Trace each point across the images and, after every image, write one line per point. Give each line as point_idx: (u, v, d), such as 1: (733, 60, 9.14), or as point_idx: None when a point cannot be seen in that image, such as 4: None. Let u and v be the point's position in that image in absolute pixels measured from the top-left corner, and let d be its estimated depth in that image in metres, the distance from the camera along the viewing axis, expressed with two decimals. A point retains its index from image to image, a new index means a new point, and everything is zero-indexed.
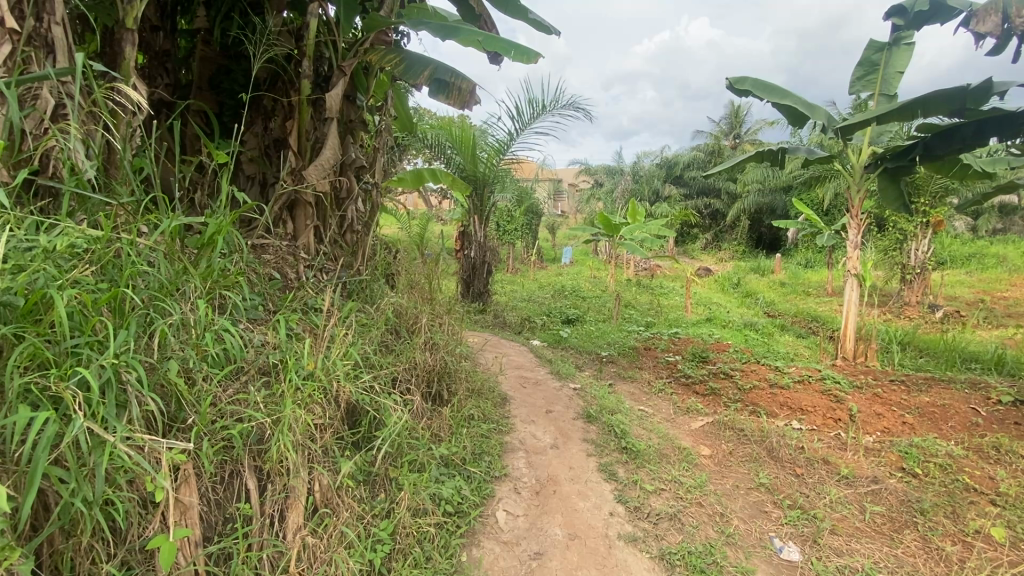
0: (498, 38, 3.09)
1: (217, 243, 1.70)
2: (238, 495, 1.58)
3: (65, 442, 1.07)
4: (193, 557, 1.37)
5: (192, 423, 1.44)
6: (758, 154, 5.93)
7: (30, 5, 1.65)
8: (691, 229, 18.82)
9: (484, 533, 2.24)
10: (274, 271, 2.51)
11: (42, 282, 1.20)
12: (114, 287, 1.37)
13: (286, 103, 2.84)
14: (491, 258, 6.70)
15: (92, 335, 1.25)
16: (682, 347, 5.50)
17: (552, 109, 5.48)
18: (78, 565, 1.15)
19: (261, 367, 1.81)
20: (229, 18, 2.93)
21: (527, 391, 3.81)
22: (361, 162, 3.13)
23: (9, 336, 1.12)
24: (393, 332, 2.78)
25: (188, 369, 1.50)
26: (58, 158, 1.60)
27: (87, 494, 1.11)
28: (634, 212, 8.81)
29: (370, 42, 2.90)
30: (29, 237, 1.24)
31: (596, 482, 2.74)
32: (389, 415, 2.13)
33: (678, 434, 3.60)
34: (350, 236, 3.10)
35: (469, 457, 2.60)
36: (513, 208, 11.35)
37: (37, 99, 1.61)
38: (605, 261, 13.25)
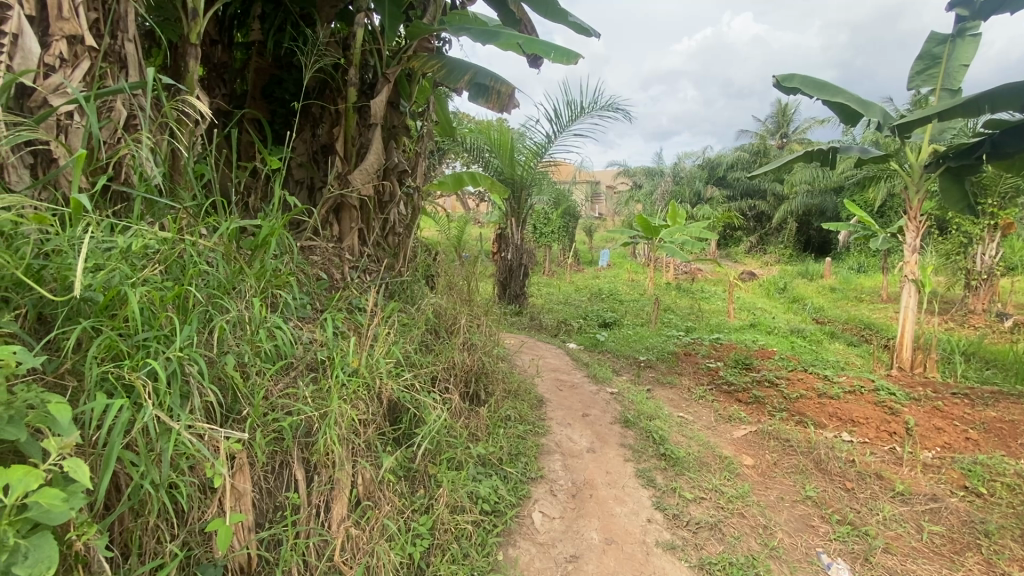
0: (537, 40, 3.14)
1: (270, 244, 1.83)
2: (288, 484, 1.63)
3: (135, 428, 1.14)
4: (246, 542, 1.43)
5: (246, 415, 1.51)
6: (807, 154, 5.72)
7: (106, 25, 1.83)
8: (735, 232, 18.33)
9: (521, 533, 2.25)
10: (321, 271, 2.60)
11: (117, 280, 1.27)
12: (178, 285, 1.46)
13: (333, 110, 2.99)
14: (527, 260, 6.73)
15: (160, 329, 1.33)
16: (723, 353, 5.36)
17: (591, 110, 5.47)
18: (145, 543, 1.22)
19: (309, 363, 1.89)
20: (281, 30, 3.09)
21: (565, 394, 3.80)
22: (404, 167, 3.21)
23: (87, 329, 1.21)
24: (433, 332, 2.86)
25: (243, 363, 1.57)
26: (130, 166, 1.74)
27: (154, 477, 1.18)
28: (674, 214, 8.60)
29: (414, 49, 3.05)
30: (107, 237, 1.32)
31: (633, 488, 2.71)
32: (429, 413, 2.18)
33: (719, 442, 3.51)
34: (392, 238, 3.20)
35: (506, 458, 2.62)
36: (550, 211, 11.31)
37: (112, 111, 1.76)
38: (644, 265, 13.08)
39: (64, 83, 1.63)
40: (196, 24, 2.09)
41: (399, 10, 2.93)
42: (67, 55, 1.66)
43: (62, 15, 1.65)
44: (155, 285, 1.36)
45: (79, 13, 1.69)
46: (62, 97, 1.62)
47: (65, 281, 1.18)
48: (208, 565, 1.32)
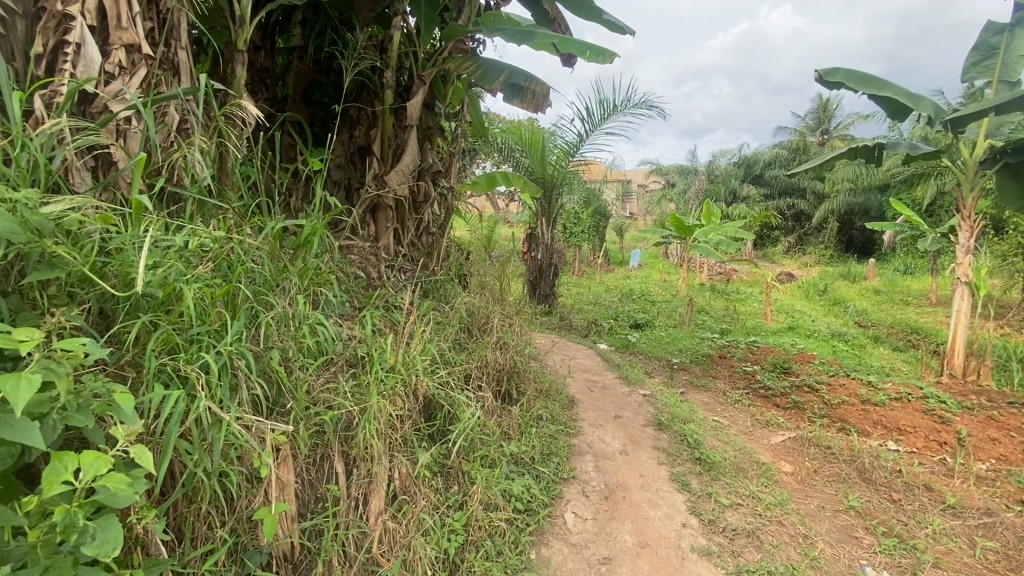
0: (572, 39, 3.13)
1: (312, 243, 1.89)
2: (328, 476, 1.67)
3: (190, 418, 1.19)
4: (289, 531, 1.47)
5: (290, 408, 1.56)
6: (851, 151, 5.50)
7: (161, 33, 1.93)
8: (772, 232, 17.79)
9: (553, 533, 2.24)
10: (359, 270, 2.66)
11: (173, 277, 1.33)
12: (227, 282, 1.52)
13: (370, 112, 3.06)
14: (557, 260, 6.72)
15: (211, 324, 1.39)
16: (760, 357, 5.21)
17: (624, 108, 5.41)
18: (197, 528, 1.26)
19: (349, 359, 1.94)
20: (321, 35, 3.17)
21: (596, 395, 3.77)
22: (438, 167, 3.26)
23: (146, 324, 1.26)
24: (466, 330, 2.89)
25: (287, 358, 1.62)
26: (183, 168, 1.82)
27: (206, 465, 1.23)
28: (709, 213, 8.27)
29: (448, 51, 3.09)
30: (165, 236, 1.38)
31: (667, 492, 2.67)
32: (463, 410, 2.21)
33: (757, 448, 3.41)
34: (426, 237, 3.25)
35: (539, 457, 2.61)
36: (580, 210, 11.22)
37: (166, 115, 1.85)
38: (677, 265, 12.84)
39: (124, 89, 1.71)
40: (243, 31, 2.17)
41: (433, 13, 3.01)
42: (125, 63, 1.76)
43: (121, 25, 1.74)
44: (207, 282, 1.42)
45: (136, 22, 1.77)
46: (122, 103, 1.71)
47: (127, 278, 1.24)
48: (255, 552, 1.37)
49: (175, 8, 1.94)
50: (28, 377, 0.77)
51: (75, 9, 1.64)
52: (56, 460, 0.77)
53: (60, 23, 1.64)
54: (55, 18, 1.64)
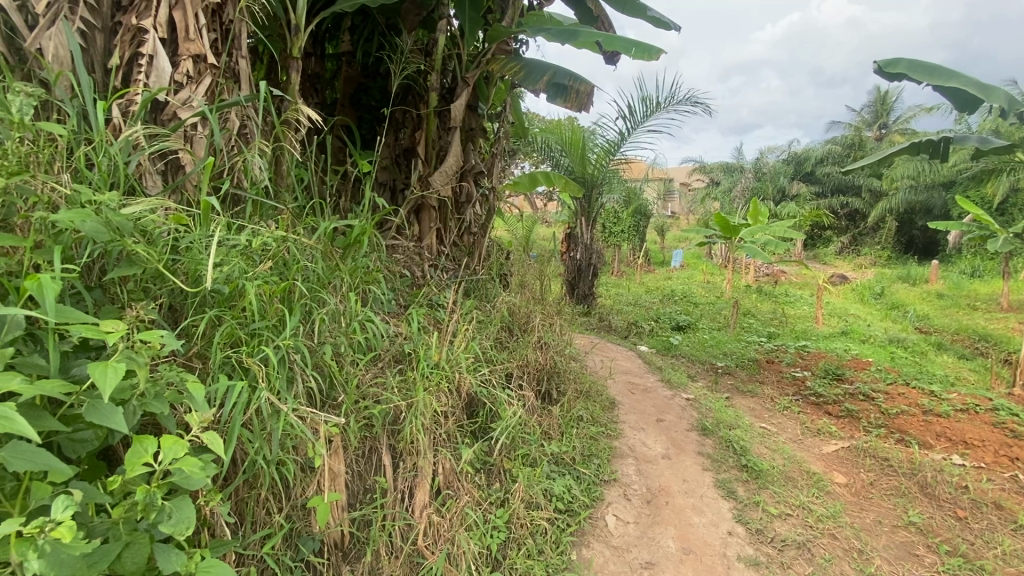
0: (617, 37, 3.10)
1: (361, 243, 1.97)
2: (376, 468, 1.72)
3: (252, 408, 1.26)
4: (340, 520, 1.53)
5: (341, 402, 1.62)
6: (913, 146, 5.19)
7: (224, 44, 2.03)
8: (824, 232, 17.00)
9: (594, 534, 2.23)
10: (404, 269, 2.72)
11: (237, 274, 1.41)
12: (285, 280, 1.59)
13: (415, 115, 3.14)
14: (597, 261, 6.65)
15: (271, 320, 1.46)
16: (811, 363, 4.99)
17: (668, 106, 5.31)
18: (256, 512, 1.32)
19: (395, 355, 2.00)
20: (370, 41, 3.27)
21: (637, 397, 3.71)
22: (480, 168, 3.30)
23: (213, 318, 1.34)
24: (507, 329, 2.91)
25: (339, 353, 1.69)
26: (243, 171, 1.91)
27: (265, 454, 1.29)
28: (756, 212, 8.00)
29: (492, 53, 3.13)
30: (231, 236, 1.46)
31: (712, 498, 2.60)
32: (505, 409, 2.24)
33: (807, 457, 3.28)
34: (468, 237, 3.30)
35: (579, 458, 2.60)
36: (620, 210, 11.06)
37: (228, 121, 1.95)
38: (721, 267, 12.45)
39: (191, 96, 1.82)
40: (297, 38, 2.26)
41: (478, 15, 3.02)
42: (192, 72, 1.87)
43: (189, 37, 1.85)
44: (267, 280, 1.49)
45: (202, 33, 1.87)
46: (189, 110, 1.81)
47: (196, 275, 1.32)
48: (308, 539, 1.43)
49: (237, 19, 2.04)
50: (114, 367, 0.83)
51: (148, 22, 1.76)
52: (138, 443, 0.83)
53: (135, 36, 1.78)
54: (131, 31, 1.78)
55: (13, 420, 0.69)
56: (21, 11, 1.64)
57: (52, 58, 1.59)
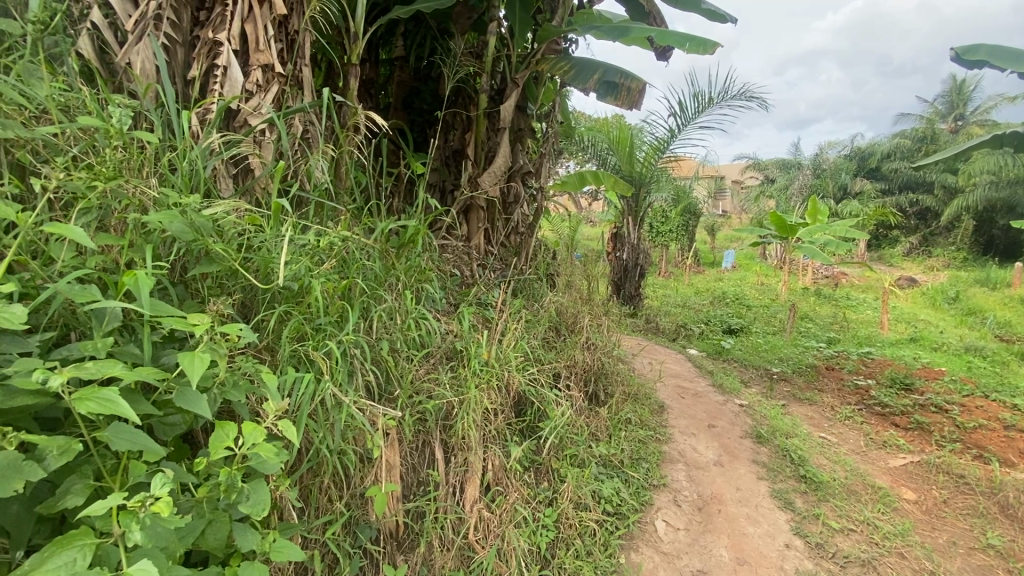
0: (670, 32, 3.04)
1: (415, 243, 2.02)
2: (429, 462, 1.77)
3: (317, 399, 1.32)
4: (395, 510, 1.58)
5: (397, 396, 1.67)
6: (996, 138, 4.79)
7: (290, 53, 2.14)
8: (890, 232, 15.96)
9: (643, 538, 2.19)
10: (454, 268, 2.78)
11: (304, 271, 1.48)
12: (346, 277, 1.67)
13: (466, 117, 3.19)
14: (644, 261, 6.53)
15: (334, 316, 1.53)
16: (876, 371, 4.70)
17: (721, 101, 5.14)
18: (319, 498, 1.39)
19: (447, 352, 2.04)
20: (422, 45, 3.34)
21: (687, 402, 3.61)
22: (528, 168, 3.32)
23: (282, 314, 1.42)
24: (555, 329, 2.91)
25: (395, 348, 1.74)
26: (306, 173, 2.00)
27: (329, 443, 1.35)
28: (815, 210, 7.60)
29: (541, 53, 3.14)
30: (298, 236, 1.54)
31: (768, 509, 2.51)
32: (553, 408, 2.24)
33: (872, 470, 3.09)
34: (515, 237, 3.33)
35: (628, 461, 2.57)
36: (668, 209, 10.79)
37: (293, 126, 2.05)
38: (776, 268, 11.92)
39: (259, 104, 1.92)
40: (356, 45, 2.35)
41: (528, 16, 3.04)
42: (261, 81, 1.97)
43: (258, 48, 1.95)
44: (330, 278, 1.56)
45: (270, 44, 1.96)
46: (259, 117, 1.92)
47: (268, 272, 1.41)
48: (365, 526, 1.49)
49: (302, 30, 2.14)
50: (200, 356, 0.90)
51: (223, 35, 1.87)
52: (221, 428, 0.90)
53: (211, 49, 1.90)
54: (207, 44, 1.90)
55: (118, 402, 0.75)
56: (113, 30, 1.79)
57: (139, 71, 1.73)
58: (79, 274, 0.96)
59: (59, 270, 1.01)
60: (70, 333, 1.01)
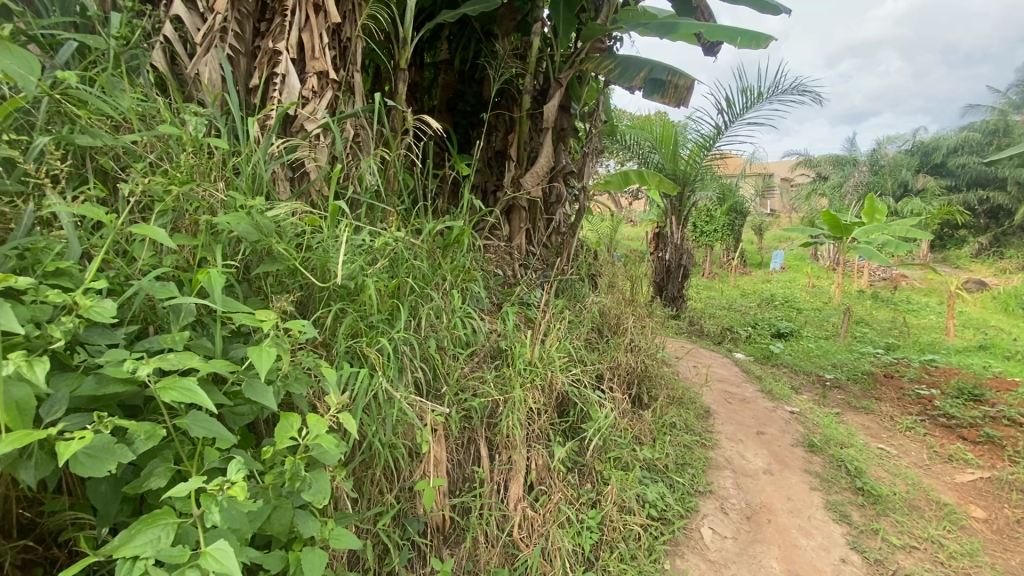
0: (720, 27, 2.97)
1: (461, 243, 2.06)
2: (474, 458, 1.80)
3: (370, 394, 1.37)
4: (442, 505, 1.61)
5: (443, 392, 1.71)
6: None
7: (343, 60, 2.22)
8: (957, 232, 14.94)
9: (689, 546, 2.14)
10: (497, 268, 2.80)
11: (358, 271, 1.54)
12: (396, 276, 1.72)
13: (509, 118, 3.21)
14: (688, 262, 6.37)
15: (385, 313, 1.59)
16: (940, 380, 4.42)
17: (771, 96, 4.97)
18: (372, 490, 1.43)
19: (491, 351, 2.07)
20: (467, 48, 3.39)
21: (734, 407, 3.50)
22: (571, 168, 3.31)
23: (338, 311, 1.48)
24: (598, 331, 2.89)
25: (442, 346, 1.78)
26: (357, 176, 2.07)
27: (382, 437, 1.40)
28: (872, 208, 7.16)
29: (585, 52, 3.13)
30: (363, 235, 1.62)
31: (822, 521, 2.40)
32: (596, 410, 2.23)
33: (937, 486, 2.91)
34: (557, 237, 3.32)
35: (673, 466, 2.52)
36: (713, 207, 10.48)
37: (346, 131, 2.13)
38: (830, 270, 11.37)
39: (315, 109, 2.00)
40: (404, 50, 2.41)
41: (571, 15, 3.06)
42: (317, 88, 2.05)
43: (314, 55, 2.03)
44: (382, 277, 1.62)
45: (325, 51, 2.04)
46: (314, 122, 2.00)
47: (325, 272, 1.47)
48: (413, 519, 1.53)
49: (354, 37, 2.22)
50: (268, 351, 0.94)
51: (282, 45, 1.97)
52: (286, 419, 0.94)
53: (271, 58, 2.00)
54: (268, 54, 2.00)
55: (197, 392, 0.81)
56: (183, 43, 1.90)
57: (207, 81, 1.84)
58: (158, 272, 1.03)
59: (140, 268, 1.09)
60: (149, 327, 1.08)
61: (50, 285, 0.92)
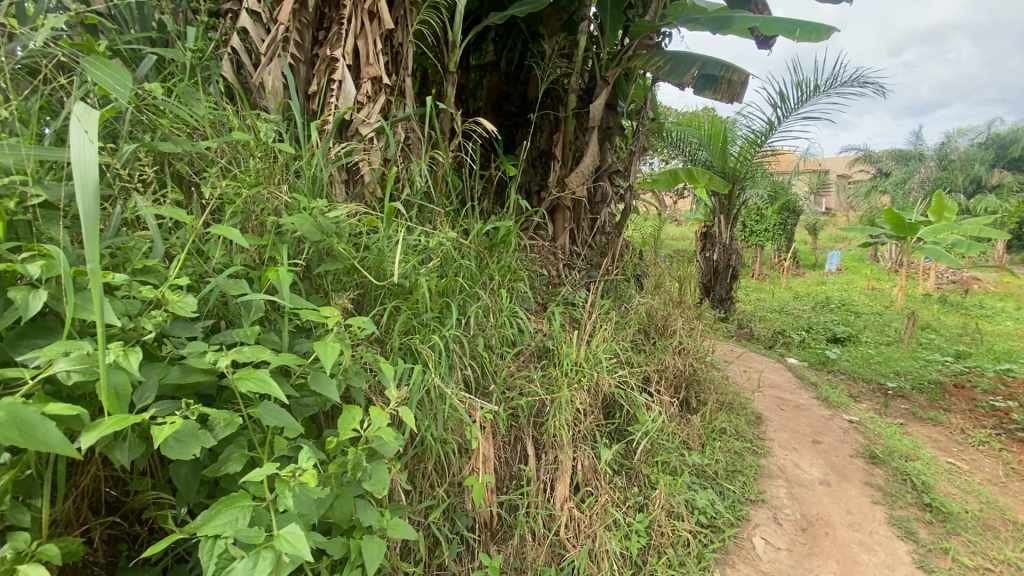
0: (778, 20, 2.86)
1: (508, 243, 2.08)
2: (521, 457, 1.81)
3: (423, 390, 1.41)
4: (490, 501, 1.63)
5: (491, 390, 1.73)
6: None
7: (395, 65, 2.28)
8: None
9: (740, 556, 2.08)
10: (542, 268, 2.81)
11: (411, 270, 1.59)
12: (447, 276, 1.76)
13: (555, 117, 3.21)
14: (737, 262, 6.17)
15: (436, 312, 1.63)
16: (1019, 392, 4.09)
17: (829, 89, 4.74)
18: (424, 484, 1.47)
19: (538, 350, 2.08)
20: (513, 49, 3.42)
21: (787, 414, 3.37)
22: (617, 167, 3.28)
23: (392, 309, 1.53)
24: (644, 332, 2.84)
25: (489, 345, 1.81)
26: (408, 177, 2.13)
27: (433, 432, 1.44)
28: (940, 206, 6.68)
29: (634, 49, 3.08)
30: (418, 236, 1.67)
31: (884, 537, 2.28)
32: (643, 412, 2.20)
33: (1015, 505, 2.70)
34: (602, 237, 3.30)
35: (723, 472, 2.45)
36: (764, 206, 10.09)
37: (398, 134, 2.19)
38: (892, 271, 10.72)
39: (369, 113, 2.07)
40: (453, 53, 2.46)
41: (619, 13, 3.04)
42: (371, 93, 2.11)
43: (369, 61, 2.10)
44: (433, 276, 1.66)
45: (379, 57, 2.10)
46: (368, 126, 2.07)
47: (380, 271, 1.52)
48: (462, 514, 1.56)
49: (406, 42, 2.28)
50: (332, 345, 0.99)
51: (339, 52, 2.04)
52: (348, 412, 0.99)
53: (329, 65, 2.08)
54: (326, 61, 2.08)
55: (270, 383, 0.86)
56: (248, 53, 2.00)
57: (271, 89, 1.94)
58: (232, 270, 1.09)
59: (214, 266, 1.16)
60: (221, 321, 1.15)
61: (138, 281, 0.99)
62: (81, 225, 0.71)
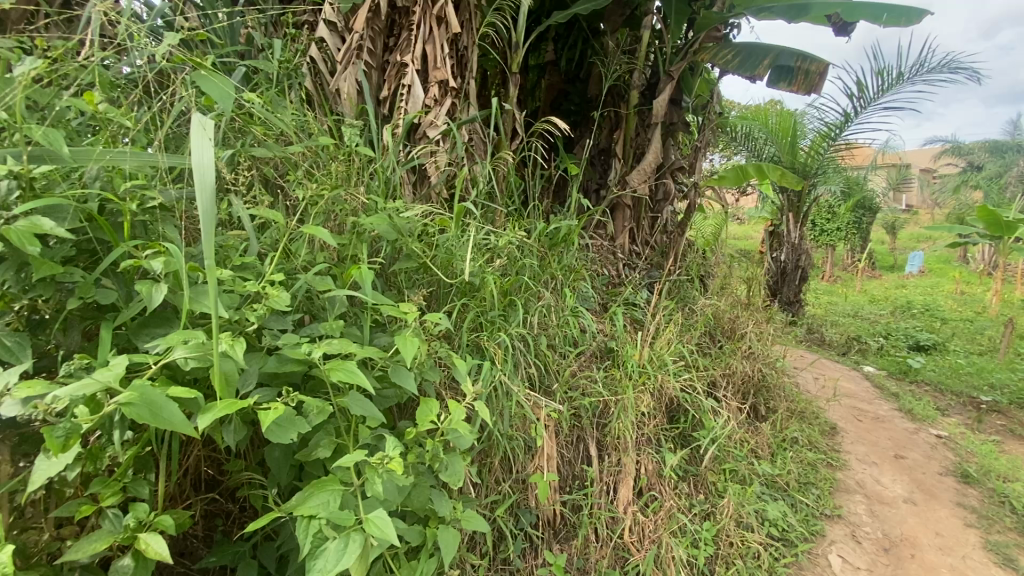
0: (861, 5, 2.69)
1: (570, 242, 2.08)
2: (584, 457, 1.80)
3: (490, 387, 1.44)
4: (553, 500, 1.64)
5: (554, 389, 1.73)
6: None
7: (461, 67, 2.32)
8: None
9: (815, 572, 1.97)
10: (602, 268, 2.78)
11: (478, 268, 1.62)
12: (512, 274, 1.78)
13: (616, 114, 3.16)
14: (807, 263, 5.83)
15: (503, 310, 1.66)
16: None
17: (915, 76, 4.39)
18: (489, 479, 1.49)
19: (600, 351, 2.06)
20: (574, 47, 3.40)
21: (865, 426, 3.15)
22: (680, 164, 3.18)
23: (461, 306, 1.56)
24: (710, 335, 2.74)
25: (552, 344, 1.82)
26: (473, 178, 2.17)
27: (500, 429, 1.46)
28: None
29: (701, 42, 2.99)
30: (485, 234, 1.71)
31: (980, 564, 2.10)
32: (708, 418, 2.13)
33: None
34: (664, 236, 3.21)
35: (796, 484, 2.33)
36: (836, 203, 9.48)
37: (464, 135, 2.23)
38: (985, 274, 9.77)
39: (436, 116, 2.11)
40: (516, 53, 2.47)
41: (685, 6, 2.94)
42: (438, 96, 2.16)
43: (437, 65, 2.14)
44: (499, 275, 1.68)
45: (446, 61, 2.15)
46: (435, 129, 2.12)
47: (450, 269, 1.56)
48: (526, 511, 1.57)
49: (471, 44, 2.31)
50: (412, 340, 1.02)
51: (409, 57, 2.11)
52: (426, 404, 1.02)
53: (399, 70, 2.16)
54: (396, 67, 2.16)
55: (358, 374, 0.90)
56: (325, 61, 2.11)
57: (346, 95, 2.03)
58: (318, 267, 1.16)
59: (301, 264, 1.23)
60: (307, 316, 1.22)
61: (236, 277, 1.07)
62: (200, 227, 0.78)
